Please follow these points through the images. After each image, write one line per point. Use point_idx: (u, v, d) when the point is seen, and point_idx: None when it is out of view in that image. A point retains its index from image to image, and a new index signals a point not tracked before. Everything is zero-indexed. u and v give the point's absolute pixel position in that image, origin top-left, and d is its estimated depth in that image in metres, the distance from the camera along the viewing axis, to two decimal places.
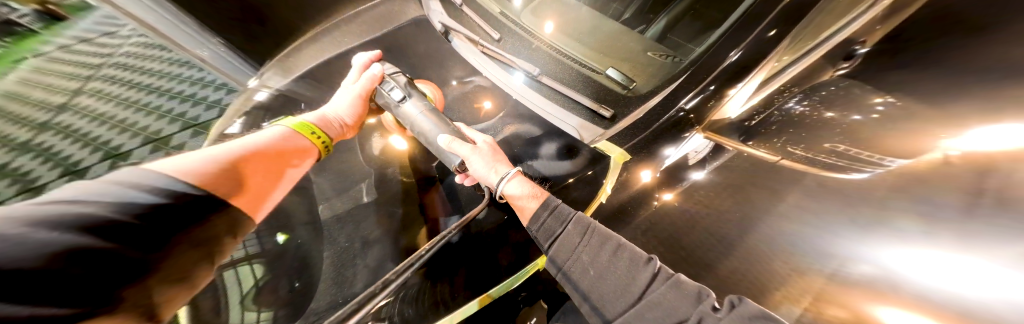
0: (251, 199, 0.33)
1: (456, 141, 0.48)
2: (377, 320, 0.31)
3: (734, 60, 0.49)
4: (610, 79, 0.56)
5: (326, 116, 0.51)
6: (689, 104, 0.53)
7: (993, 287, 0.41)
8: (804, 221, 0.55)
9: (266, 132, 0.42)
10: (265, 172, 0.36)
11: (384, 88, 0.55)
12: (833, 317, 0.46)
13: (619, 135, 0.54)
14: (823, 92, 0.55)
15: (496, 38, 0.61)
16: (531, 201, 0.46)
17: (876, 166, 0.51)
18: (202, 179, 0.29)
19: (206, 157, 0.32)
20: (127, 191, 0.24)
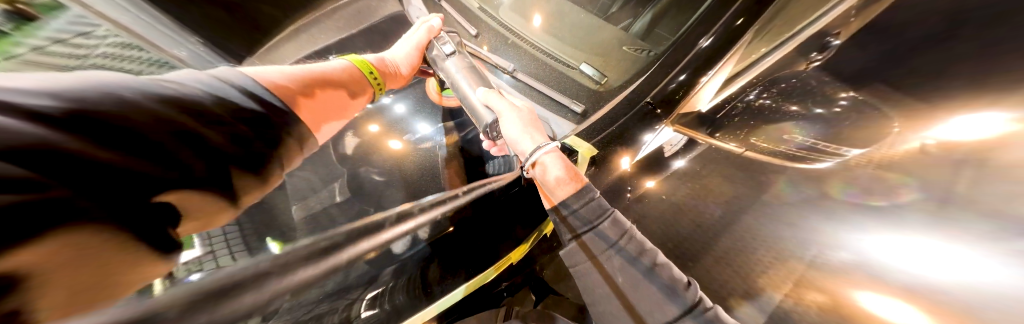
0: (312, 116, 0.48)
1: (491, 97, 0.59)
2: (368, 307, 0.36)
3: (705, 46, 0.66)
4: (585, 74, 0.78)
5: (383, 59, 0.66)
6: (654, 99, 0.70)
7: (972, 271, 0.39)
8: (823, 212, 0.50)
9: (334, 65, 0.57)
10: (325, 101, 0.51)
11: (438, 44, 0.67)
12: (812, 302, 0.45)
13: (587, 131, 0.72)
14: (783, 84, 0.57)
15: (475, 34, 0.78)
16: (565, 186, 0.52)
17: (835, 156, 0.52)
18: (279, 91, 0.43)
19: (284, 74, 0.46)
20: (226, 88, 0.36)
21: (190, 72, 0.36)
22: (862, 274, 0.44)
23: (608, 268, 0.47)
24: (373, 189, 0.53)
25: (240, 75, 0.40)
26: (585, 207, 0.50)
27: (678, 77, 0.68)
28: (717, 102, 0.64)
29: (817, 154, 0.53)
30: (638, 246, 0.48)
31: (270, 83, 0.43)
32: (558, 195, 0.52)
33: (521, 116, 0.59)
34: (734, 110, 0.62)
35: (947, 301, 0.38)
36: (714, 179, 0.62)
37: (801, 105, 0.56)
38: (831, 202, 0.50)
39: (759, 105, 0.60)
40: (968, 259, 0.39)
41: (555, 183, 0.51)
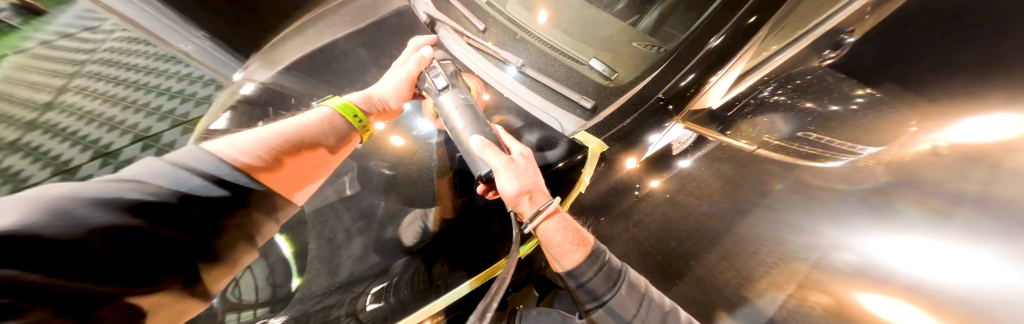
0: (282, 181, 0.44)
1: (490, 149, 0.44)
2: (376, 296, 0.42)
3: (715, 43, 0.50)
4: (593, 68, 0.59)
5: (369, 97, 0.55)
6: (668, 93, 0.53)
7: (989, 275, 0.43)
8: (804, 210, 0.57)
9: (316, 113, 0.52)
10: (295, 163, 0.46)
11: (429, 74, 0.55)
12: (816, 303, 0.49)
13: (596, 126, 0.54)
14: (798, 81, 0.55)
15: (480, 26, 0.62)
16: (576, 253, 0.48)
17: (852, 154, 0.54)
18: (245, 165, 0.41)
19: (257, 139, 0.44)
20: (182, 174, 0.36)
21: (161, 159, 0.37)
22: (866, 279, 0.48)
23: None
24: (383, 184, 0.52)
25: (207, 154, 0.40)
26: (596, 277, 0.48)
27: (685, 77, 0.52)
28: (728, 99, 0.55)
29: (835, 152, 0.55)
30: (660, 308, 0.46)
31: (236, 156, 0.41)
32: (572, 262, 0.47)
33: (528, 168, 0.47)
34: (747, 107, 0.60)
35: (950, 300, 0.43)
36: (713, 182, 0.66)
37: (816, 101, 0.54)
38: (834, 203, 0.55)
39: (773, 101, 0.58)
40: (974, 259, 0.44)
41: (564, 252, 0.47)
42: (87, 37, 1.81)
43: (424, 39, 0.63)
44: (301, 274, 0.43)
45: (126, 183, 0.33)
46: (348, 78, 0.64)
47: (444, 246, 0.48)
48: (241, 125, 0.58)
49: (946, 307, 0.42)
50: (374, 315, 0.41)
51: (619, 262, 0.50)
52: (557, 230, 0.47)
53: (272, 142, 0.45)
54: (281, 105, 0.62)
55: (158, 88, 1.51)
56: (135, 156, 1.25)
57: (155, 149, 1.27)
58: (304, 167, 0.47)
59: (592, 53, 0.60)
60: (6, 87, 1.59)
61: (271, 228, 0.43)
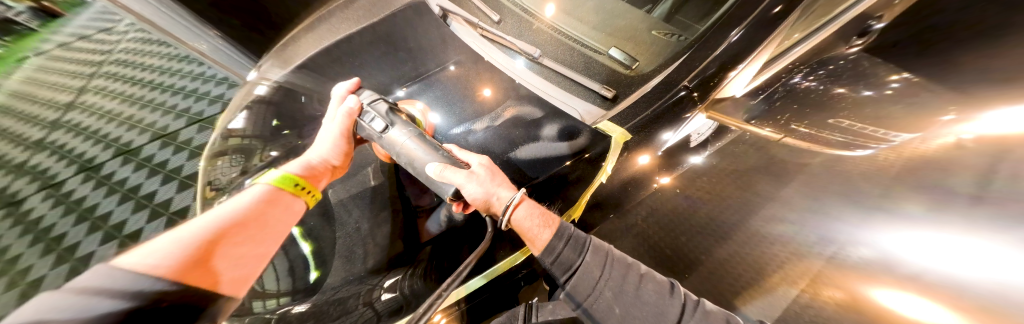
0: (230, 281, 0.28)
1: (449, 169, 0.38)
2: (391, 289, 0.43)
3: (734, 41, 0.44)
4: (613, 59, 0.53)
5: (308, 163, 0.45)
6: (692, 83, 0.51)
7: (990, 268, 0.54)
8: (794, 206, 0.67)
9: (245, 195, 0.36)
10: (239, 251, 0.30)
11: (363, 120, 0.45)
12: (830, 298, 0.59)
13: (620, 116, 0.52)
14: (831, 67, 0.52)
15: (496, 19, 0.59)
16: (544, 233, 0.43)
17: (882, 142, 0.60)
18: (172, 268, 0.24)
19: (176, 239, 0.27)
20: (106, 296, 0.20)
21: (58, 291, 0.20)
22: (887, 276, 0.58)
23: (596, 308, 0.42)
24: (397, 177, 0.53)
25: (107, 273, 0.22)
26: (565, 250, 0.43)
27: (705, 71, 0.49)
28: (752, 87, 0.55)
29: (863, 140, 0.59)
30: (625, 268, 0.45)
31: (153, 263, 0.24)
32: (541, 244, 0.42)
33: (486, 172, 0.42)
34: (776, 94, 0.58)
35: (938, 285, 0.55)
36: (716, 181, 0.72)
37: (849, 87, 0.53)
38: (815, 202, 0.67)
39: (803, 88, 0.56)
40: (964, 246, 0.57)
41: (534, 234, 0.43)
42: (103, 39, 1.86)
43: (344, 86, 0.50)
44: (323, 265, 0.45)
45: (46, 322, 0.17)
46: (361, 73, 0.65)
47: (449, 241, 0.46)
48: (261, 125, 0.60)
49: (930, 283, 0.55)
50: (388, 305, 0.43)
51: (583, 233, 0.47)
52: (527, 216, 0.43)
53: (201, 237, 0.29)
54: (296, 102, 0.62)
55: (172, 87, 1.55)
56: (156, 154, 1.30)
57: (174, 147, 1.31)
58: (248, 263, 0.30)
59: (613, 42, 0.54)
60: (29, 87, 1.67)
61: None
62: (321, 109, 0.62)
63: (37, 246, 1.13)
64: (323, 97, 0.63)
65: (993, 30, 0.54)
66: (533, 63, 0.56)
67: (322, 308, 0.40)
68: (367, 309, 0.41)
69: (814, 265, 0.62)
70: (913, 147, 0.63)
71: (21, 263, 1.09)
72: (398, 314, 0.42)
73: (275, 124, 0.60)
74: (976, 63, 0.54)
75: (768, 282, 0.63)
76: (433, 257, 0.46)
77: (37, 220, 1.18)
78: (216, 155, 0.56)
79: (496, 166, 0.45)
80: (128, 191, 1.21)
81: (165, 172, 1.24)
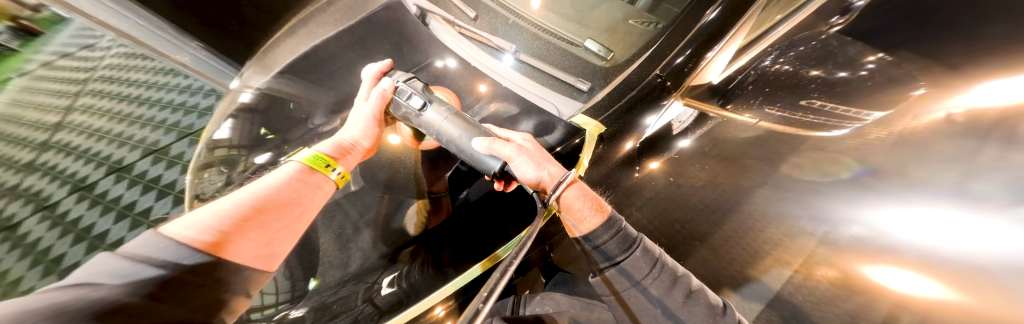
0: (260, 251, 0.34)
1: (497, 142, 0.42)
2: (391, 282, 0.44)
3: (711, 19, 0.48)
4: (588, 51, 0.53)
5: (340, 144, 0.48)
6: (666, 70, 0.53)
7: (988, 238, 0.57)
8: (771, 184, 0.73)
9: (282, 171, 0.42)
10: (266, 223, 0.35)
11: (401, 98, 0.48)
12: (822, 275, 0.66)
13: (594, 108, 0.52)
14: (801, 48, 0.52)
15: (472, 16, 0.58)
16: (594, 218, 0.50)
17: (857, 121, 0.59)
18: (207, 243, 0.30)
19: (218, 213, 0.34)
20: (139, 267, 0.26)
21: (126, 252, 0.28)
22: (896, 252, 0.62)
23: (637, 292, 0.51)
24: (387, 182, 0.53)
25: (160, 243, 0.29)
26: (612, 241, 0.50)
27: (675, 60, 0.52)
28: (728, 75, 0.56)
29: (840, 120, 0.59)
30: (672, 272, 0.52)
31: (194, 236, 0.31)
32: (588, 227, 0.50)
33: (536, 148, 0.47)
34: (749, 79, 0.57)
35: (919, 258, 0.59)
36: (696, 166, 0.76)
37: (822, 70, 0.52)
38: (793, 183, 0.71)
39: (774, 71, 0.55)
40: (972, 222, 0.57)
41: (584, 216, 0.49)
42: (86, 55, 1.82)
43: (377, 68, 0.54)
44: (318, 272, 0.44)
45: (86, 288, 0.23)
46: (341, 76, 0.64)
47: (444, 234, 0.48)
48: (244, 133, 0.59)
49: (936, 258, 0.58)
50: (389, 299, 0.42)
51: (634, 231, 0.53)
52: (576, 196, 0.48)
53: (236, 212, 0.35)
54: (280, 109, 0.62)
55: (159, 102, 1.52)
56: (148, 170, 1.28)
57: (166, 162, 1.30)
58: (276, 233, 0.36)
59: (588, 32, 0.52)
60: (14, 110, 1.63)
61: (242, 303, 0.31)
62: (305, 114, 0.61)
63: (37, 268, 1.12)
64: (306, 102, 0.62)
65: None
66: (512, 59, 0.56)
67: (319, 309, 0.40)
68: (366, 305, 0.42)
69: (817, 239, 0.68)
70: (903, 124, 0.63)
71: (22, 286, 1.09)
72: (398, 308, 0.41)
73: (262, 132, 0.59)
74: None
75: (763, 263, 0.70)
76: (426, 252, 0.47)
77: (34, 243, 1.17)
78: (204, 168, 0.55)
79: (538, 143, 0.50)
80: (124, 208, 1.20)
81: (158, 188, 1.23)
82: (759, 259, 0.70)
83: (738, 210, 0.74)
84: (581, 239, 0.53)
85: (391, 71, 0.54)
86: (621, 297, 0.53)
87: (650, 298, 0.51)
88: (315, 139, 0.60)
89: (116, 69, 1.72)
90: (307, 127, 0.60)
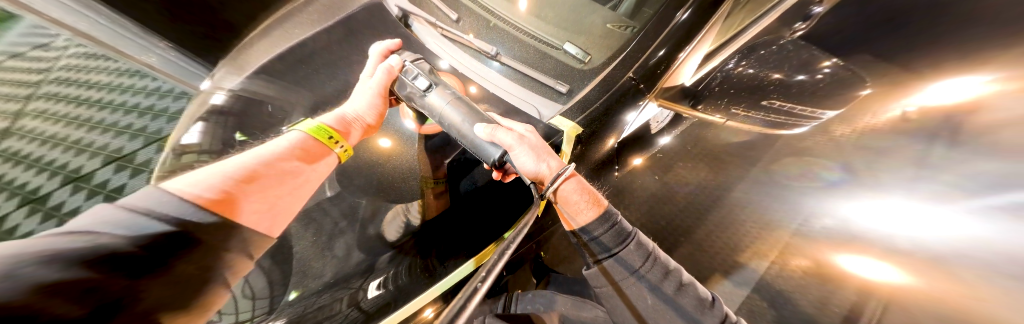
0: (260, 213, 0.44)
1: (499, 130, 0.49)
2: (381, 284, 0.46)
3: (683, 19, 0.67)
4: (568, 52, 0.66)
5: (343, 117, 0.52)
6: (637, 74, 0.66)
7: (948, 227, 0.51)
8: (760, 181, 0.68)
9: (284, 139, 0.51)
10: (263, 189, 0.45)
11: (407, 77, 0.55)
12: (794, 265, 0.61)
13: (570, 111, 0.62)
14: (761, 52, 0.62)
15: (454, 18, 0.66)
16: (589, 211, 0.55)
17: (814, 120, 0.64)
18: (210, 200, 0.40)
19: (220, 174, 0.43)
20: (134, 220, 0.34)
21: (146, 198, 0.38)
22: (871, 247, 0.55)
23: (631, 282, 0.54)
24: (379, 185, 0.52)
25: (168, 195, 0.38)
26: (606, 234, 0.54)
27: (657, 52, 0.67)
28: (699, 77, 0.67)
29: (793, 120, 0.64)
30: (665, 266, 0.54)
31: (198, 193, 0.40)
32: (584, 219, 0.55)
33: (535, 139, 0.54)
34: (715, 80, 0.65)
35: (901, 249, 0.53)
36: (684, 165, 0.74)
37: (782, 72, 0.61)
38: (775, 177, 0.67)
39: (740, 73, 0.64)
40: (942, 214, 0.52)
41: (580, 209, 0.54)
42: None
43: (384, 45, 0.61)
44: (295, 284, 0.43)
45: (89, 234, 0.31)
46: (325, 78, 0.63)
47: (438, 231, 0.52)
48: (213, 137, 0.55)
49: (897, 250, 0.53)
50: (377, 301, 0.45)
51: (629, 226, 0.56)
52: (574, 190, 0.53)
53: (239, 175, 0.45)
54: (254, 111, 0.58)
55: (120, 105, 1.05)
56: (80, 205, 0.86)
57: (99, 194, 0.84)
58: (275, 197, 0.46)
59: (566, 37, 0.67)
60: None
61: (244, 265, 0.40)
62: (284, 117, 0.60)
63: None
64: (286, 104, 0.60)
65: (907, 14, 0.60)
66: (497, 63, 0.64)
67: (298, 318, 0.41)
68: (351, 310, 0.43)
69: (791, 231, 0.63)
70: (863, 121, 0.63)
71: None
72: (386, 309, 0.45)
73: (239, 137, 0.56)
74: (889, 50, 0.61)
75: (742, 255, 0.69)
76: (416, 250, 0.50)
77: None
78: (166, 176, 0.50)
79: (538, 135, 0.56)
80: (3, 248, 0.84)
81: (105, 193, 0.84)
82: (740, 252, 0.69)
83: (719, 207, 0.74)
84: (577, 233, 0.58)
85: (398, 50, 0.62)
86: (618, 287, 0.56)
87: (640, 290, 0.54)
88: None
89: (8, 60, 1.22)
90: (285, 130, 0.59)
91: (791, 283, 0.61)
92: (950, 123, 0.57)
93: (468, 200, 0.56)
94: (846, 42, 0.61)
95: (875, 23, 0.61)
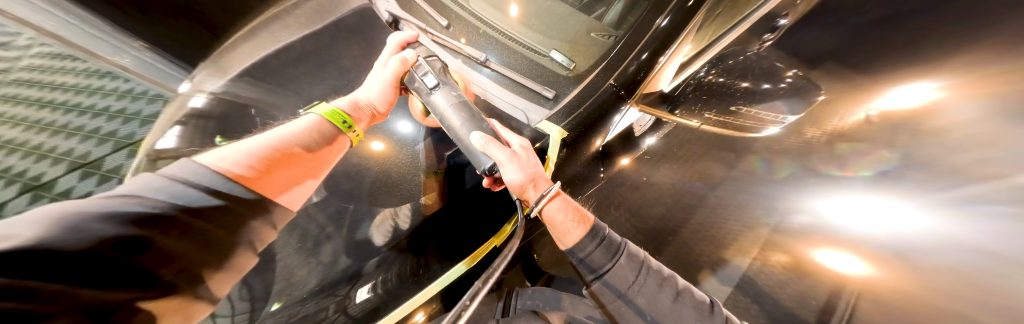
0: (280, 189, 0.45)
1: (492, 144, 0.51)
2: (373, 287, 0.48)
3: (662, 27, 0.77)
4: (554, 59, 0.71)
5: (356, 102, 0.56)
6: (616, 82, 0.69)
7: (910, 223, 0.49)
8: (757, 181, 0.64)
9: (304, 121, 0.52)
10: (287, 166, 0.46)
11: (418, 73, 0.60)
12: (776, 261, 0.57)
13: (556, 115, 0.65)
14: (731, 62, 0.72)
15: (445, 25, 0.71)
16: (577, 229, 0.65)
17: (778, 123, 0.67)
18: (237, 175, 0.42)
19: (244, 151, 0.44)
20: (178, 186, 0.37)
21: (177, 169, 0.38)
22: (843, 238, 0.53)
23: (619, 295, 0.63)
24: (371, 189, 0.52)
25: (196, 167, 0.39)
26: (598, 250, 0.64)
27: (641, 55, 0.79)
28: (676, 84, 0.77)
29: (749, 121, 0.70)
30: (658, 276, 0.61)
31: (229, 168, 0.41)
32: (573, 236, 0.64)
33: (535, 159, 0.58)
34: (689, 87, 0.75)
35: (874, 246, 0.50)
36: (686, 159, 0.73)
37: (750, 82, 0.71)
38: (756, 176, 0.65)
39: (711, 80, 0.73)
40: (906, 210, 0.50)
41: (569, 228, 0.65)
42: None
43: (403, 36, 0.66)
44: (276, 294, 0.41)
45: (133, 199, 0.33)
46: (309, 80, 0.62)
47: (433, 230, 0.55)
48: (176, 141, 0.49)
49: (866, 246, 0.51)
50: (365, 306, 0.46)
51: (619, 241, 0.65)
52: (560, 210, 0.64)
53: (260, 152, 0.45)
54: (236, 113, 0.53)
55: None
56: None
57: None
58: (297, 174, 0.47)
59: (553, 46, 0.71)
60: None
61: (269, 234, 0.42)
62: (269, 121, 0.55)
63: None
64: (272, 109, 0.56)
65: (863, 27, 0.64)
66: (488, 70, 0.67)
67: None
68: (339, 315, 0.44)
69: (770, 228, 0.60)
70: (833, 124, 0.63)
71: None
72: (376, 313, 0.46)
73: (220, 141, 0.48)
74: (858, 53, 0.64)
75: (725, 252, 0.63)
76: (412, 248, 0.52)
77: None
78: None
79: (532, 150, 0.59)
80: None
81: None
82: (722, 249, 0.64)
83: (703, 206, 0.69)
84: (569, 251, 0.67)
85: (415, 43, 0.66)
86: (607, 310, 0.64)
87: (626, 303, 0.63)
88: None
89: None
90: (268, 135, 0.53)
91: (773, 280, 0.56)
92: (943, 116, 0.56)
93: (461, 205, 0.60)
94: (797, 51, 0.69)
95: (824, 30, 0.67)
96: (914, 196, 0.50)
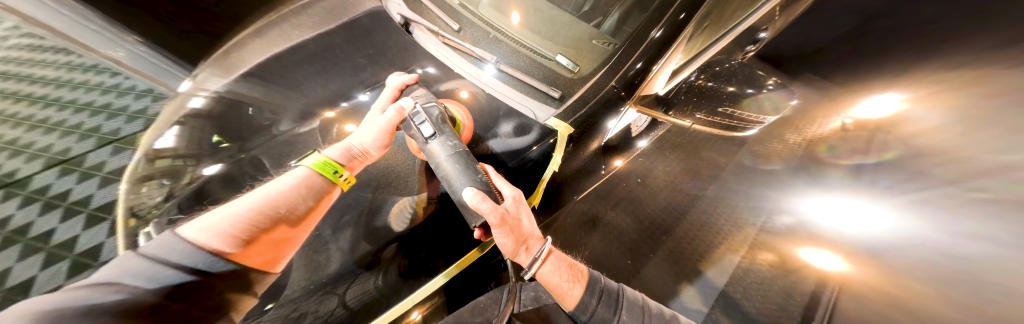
0: (265, 253, 0.46)
1: (482, 200, 0.45)
2: (370, 284, 0.46)
3: (656, 36, 0.75)
4: (559, 62, 0.74)
5: (349, 149, 0.57)
6: (618, 83, 0.74)
7: (867, 225, 0.58)
8: (740, 181, 0.71)
9: (294, 176, 0.53)
10: (269, 232, 0.47)
11: (413, 121, 0.55)
12: (762, 260, 0.60)
13: (563, 113, 0.69)
14: (718, 68, 0.75)
15: (456, 28, 0.73)
16: (575, 289, 0.58)
17: (759, 123, 0.75)
18: (216, 245, 0.43)
19: (230, 218, 0.46)
20: (164, 268, 0.39)
21: (169, 236, 0.42)
22: (824, 237, 0.58)
23: None
24: (379, 184, 0.57)
25: (173, 240, 0.42)
26: (600, 306, 0.57)
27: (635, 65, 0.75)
28: (670, 88, 0.76)
29: (739, 122, 0.75)
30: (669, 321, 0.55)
31: (208, 240, 0.43)
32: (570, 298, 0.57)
33: (528, 218, 0.56)
34: (683, 91, 0.75)
35: (853, 242, 0.57)
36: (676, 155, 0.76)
37: (736, 86, 0.74)
38: (745, 172, 0.72)
39: (701, 85, 0.75)
40: (874, 211, 0.59)
41: (565, 289, 0.57)
42: None
43: (402, 80, 0.63)
44: (280, 295, 0.43)
45: (113, 285, 0.35)
46: (322, 80, 0.67)
47: (420, 237, 0.51)
48: (192, 144, 0.54)
49: (847, 245, 0.57)
50: (361, 300, 0.45)
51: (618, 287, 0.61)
52: (555, 270, 0.58)
53: (245, 217, 0.47)
54: (238, 113, 0.59)
55: (74, 103, 1.05)
56: (52, 184, 0.84)
57: (78, 174, 0.84)
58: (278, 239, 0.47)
59: (559, 50, 0.74)
60: None
61: (247, 302, 0.42)
62: (268, 121, 0.60)
63: None
64: (278, 109, 0.62)
65: (790, 60, 0.85)
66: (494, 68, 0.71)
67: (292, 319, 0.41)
68: (337, 308, 0.43)
69: (757, 228, 0.64)
70: (813, 131, 0.72)
71: None
72: (374, 310, 0.44)
73: (214, 140, 0.55)
74: (794, 79, 0.81)
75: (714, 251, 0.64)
76: (409, 243, 0.50)
77: None
78: (143, 180, 0.48)
79: (523, 200, 0.56)
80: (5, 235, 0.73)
81: (103, 175, 0.84)
82: (715, 247, 0.65)
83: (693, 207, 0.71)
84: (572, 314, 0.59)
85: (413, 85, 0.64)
86: None
87: None
88: (283, 144, 0.59)
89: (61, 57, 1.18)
90: (271, 133, 0.59)
91: (760, 277, 0.58)
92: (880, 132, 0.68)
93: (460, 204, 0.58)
94: (763, 70, 0.80)
95: (773, 58, 0.84)
96: (880, 200, 0.60)
